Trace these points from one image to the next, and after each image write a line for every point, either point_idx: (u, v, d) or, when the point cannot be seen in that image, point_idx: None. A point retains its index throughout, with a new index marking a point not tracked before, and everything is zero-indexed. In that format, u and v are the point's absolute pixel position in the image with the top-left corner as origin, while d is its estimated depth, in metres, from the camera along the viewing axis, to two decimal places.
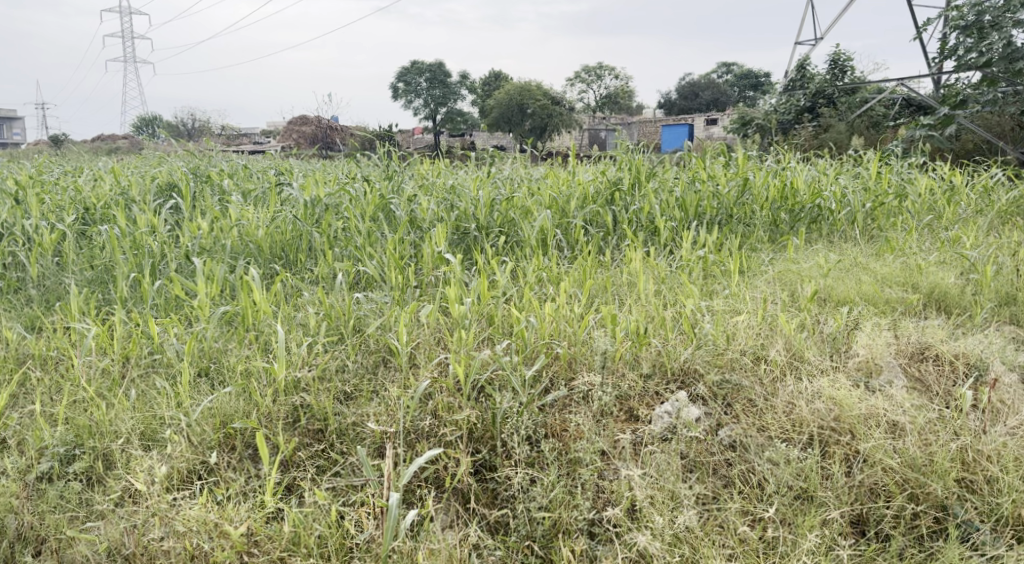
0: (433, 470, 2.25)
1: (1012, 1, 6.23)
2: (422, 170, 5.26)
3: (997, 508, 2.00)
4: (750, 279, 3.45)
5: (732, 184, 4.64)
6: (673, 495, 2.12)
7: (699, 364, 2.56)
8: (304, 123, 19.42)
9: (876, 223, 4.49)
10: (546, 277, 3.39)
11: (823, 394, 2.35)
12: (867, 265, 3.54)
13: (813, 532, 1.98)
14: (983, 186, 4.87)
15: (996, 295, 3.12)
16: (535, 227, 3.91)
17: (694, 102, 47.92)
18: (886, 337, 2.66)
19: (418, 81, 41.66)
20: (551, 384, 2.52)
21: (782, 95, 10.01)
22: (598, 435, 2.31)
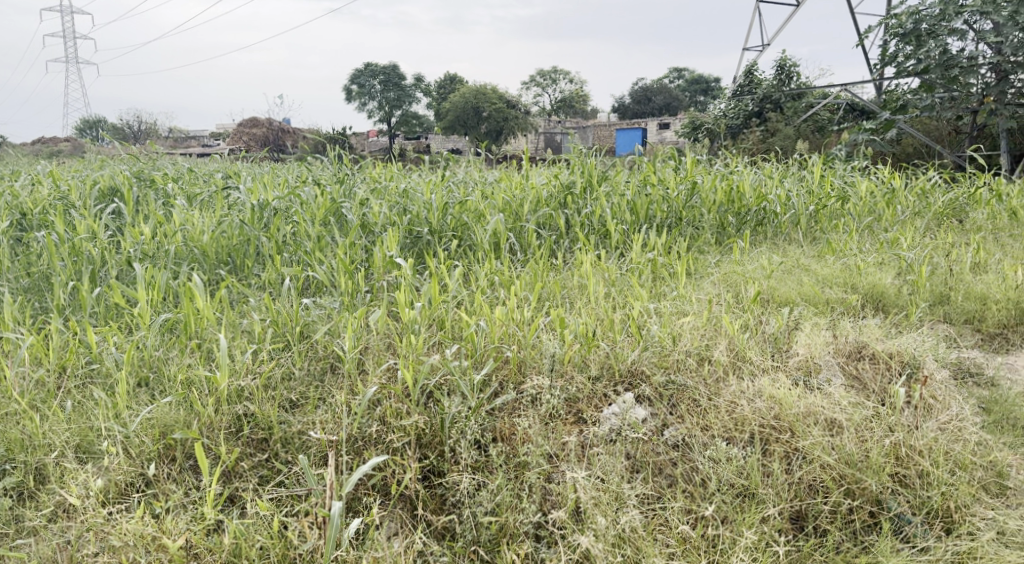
0: (380, 478, 2.23)
1: (947, 10, 6.42)
2: (374, 173, 5.22)
3: (928, 500, 2.07)
4: (697, 282, 3.51)
5: (681, 188, 4.71)
6: (618, 496, 2.14)
7: (646, 366, 2.60)
8: (255, 126, 19.11)
9: (819, 225, 4.61)
10: (498, 280, 3.39)
11: (764, 393, 2.39)
12: (808, 266, 3.63)
13: (752, 529, 2.03)
14: (921, 189, 5.03)
15: (930, 295, 3.22)
16: (488, 230, 3.91)
17: (648, 107, 48.51)
18: (825, 337, 2.74)
19: (372, 84, 41.35)
20: (499, 388, 2.52)
21: (731, 99, 10.20)
22: (544, 438, 2.32)
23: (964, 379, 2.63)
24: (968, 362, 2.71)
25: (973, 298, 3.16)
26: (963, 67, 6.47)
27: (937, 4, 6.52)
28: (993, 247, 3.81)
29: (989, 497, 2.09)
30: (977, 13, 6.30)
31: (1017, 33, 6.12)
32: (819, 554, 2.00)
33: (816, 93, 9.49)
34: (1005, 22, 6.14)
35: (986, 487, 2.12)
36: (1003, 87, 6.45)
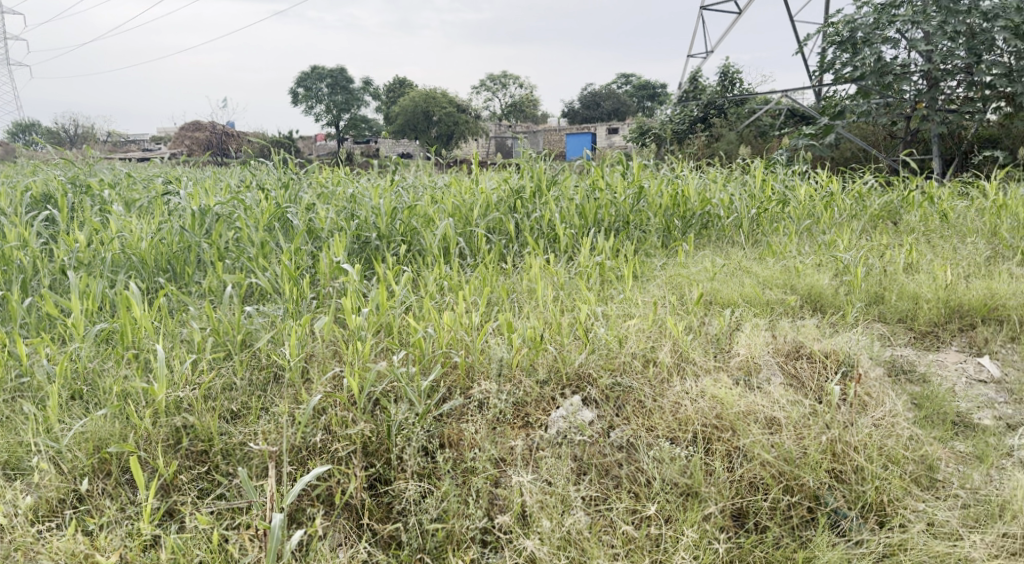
0: (325, 487, 2.20)
1: (881, 19, 6.69)
2: (320, 178, 5.15)
3: (863, 494, 2.13)
4: (644, 285, 3.55)
5: (628, 192, 4.78)
6: (564, 499, 2.15)
7: (593, 368, 2.62)
8: (197, 130, 18.68)
9: (760, 228, 4.71)
10: (446, 286, 3.38)
11: (707, 393, 2.43)
12: (750, 268, 3.71)
13: (693, 527, 2.06)
14: (857, 192, 5.19)
15: (865, 295, 3.32)
16: (437, 235, 3.89)
17: (596, 112, 48.96)
18: (765, 338, 2.80)
19: (320, 87, 40.86)
20: (446, 394, 2.51)
21: (677, 105, 10.38)
22: (491, 443, 2.32)
23: (897, 376, 2.73)
24: (901, 360, 2.81)
25: (906, 297, 3.26)
26: (897, 74, 6.68)
27: (872, 14, 6.79)
28: (925, 248, 3.96)
29: (921, 490, 2.16)
30: (908, 23, 6.55)
31: (946, 42, 6.36)
32: (759, 550, 2.04)
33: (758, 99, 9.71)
34: (934, 31, 6.39)
35: (918, 480, 2.18)
36: (933, 94, 6.69)
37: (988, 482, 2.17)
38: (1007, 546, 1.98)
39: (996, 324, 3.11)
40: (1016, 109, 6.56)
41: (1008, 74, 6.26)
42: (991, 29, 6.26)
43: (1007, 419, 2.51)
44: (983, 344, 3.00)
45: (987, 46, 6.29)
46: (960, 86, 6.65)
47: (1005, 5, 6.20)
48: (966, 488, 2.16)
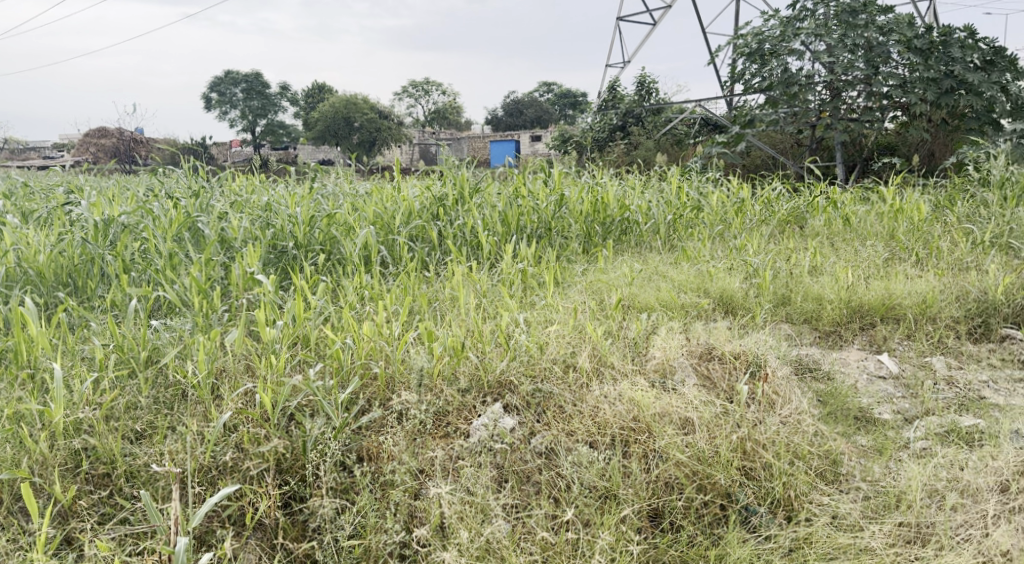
0: (236, 507, 2.13)
1: (787, 31, 6.97)
2: (233, 185, 5.00)
3: (772, 491, 2.20)
4: (564, 291, 3.59)
5: (550, 199, 4.82)
6: (483, 508, 2.14)
7: (514, 375, 2.62)
8: (103, 136, 17.87)
9: (677, 234, 4.83)
10: (366, 295, 3.32)
11: (625, 396, 2.47)
12: (666, 273, 3.81)
13: (610, 530, 2.08)
14: (766, 199, 5.38)
15: (773, 296, 3.46)
16: (357, 243, 3.82)
17: (519, 119, 49.39)
18: (680, 340, 2.87)
19: (235, 93, 39.77)
20: (365, 406, 2.47)
21: (596, 113, 10.56)
22: (410, 455, 2.29)
23: (804, 373, 2.84)
24: (807, 358, 2.93)
25: (810, 298, 3.41)
26: (803, 84, 6.99)
27: (778, 27, 7.10)
28: (829, 251, 4.14)
29: (826, 484, 2.24)
30: (812, 35, 6.86)
31: (846, 54, 6.69)
32: (674, 550, 2.08)
33: (674, 108, 9.98)
34: (835, 44, 6.72)
35: (822, 474, 2.27)
36: (836, 104, 7.01)
37: (887, 473, 2.27)
38: (903, 535, 2.07)
39: (893, 322, 3.28)
40: (910, 118, 6.97)
41: (902, 85, 6.61)
42: (886, 43, 6.65)
43: (904, 412, 2.65)
44: (881, 342, 3.16)
45: (883, 58, 6.66)
46: (860, 96, 6.98)
47: (898, 20, 6.60)
48: (866, 481, 2.25)
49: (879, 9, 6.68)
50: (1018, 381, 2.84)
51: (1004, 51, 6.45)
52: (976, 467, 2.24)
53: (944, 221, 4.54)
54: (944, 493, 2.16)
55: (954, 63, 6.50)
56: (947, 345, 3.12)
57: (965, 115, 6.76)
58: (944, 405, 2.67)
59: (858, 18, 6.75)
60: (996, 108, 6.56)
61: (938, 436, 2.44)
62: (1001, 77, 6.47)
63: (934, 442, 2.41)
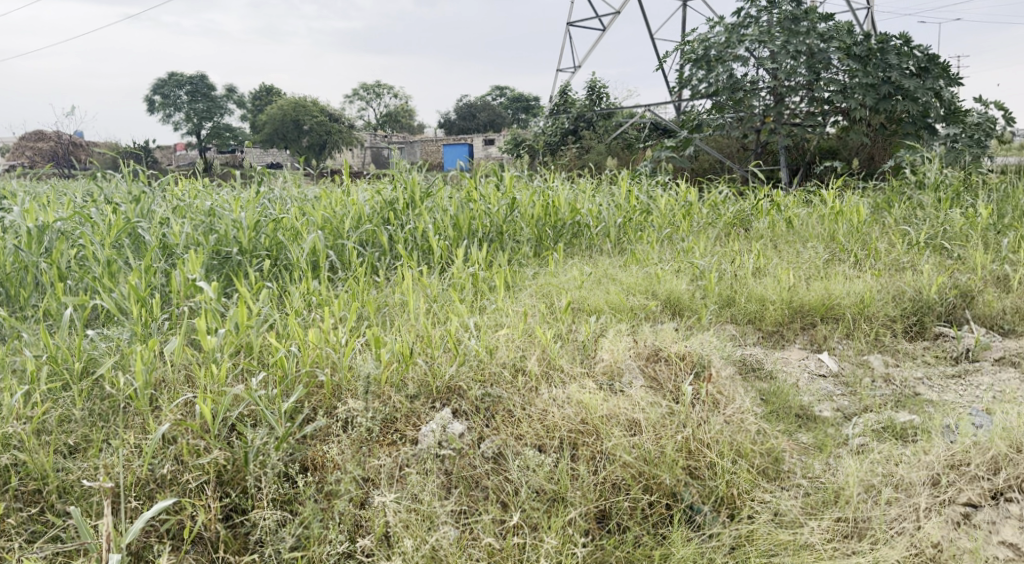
0: (176, 521, 2.08)
1: (732, 38, 7.11)
2: (175, 191, 4.87)
3: (715, 489, 2.23)
4: (514, 295, 3.59)
5: (501, 203, 4.82)
6: (430, 516, 2.13)
7: (463, 381, 2.61)
8: (40, 141, 17.25)
9: (627, 237, 4.87)
10: (313, 301, 3.27)
11: (573, 399, 2.48)
12: (615, 276, 3.84)
13: (556, 534, 2.09)
14: (713, 202, 5.47)
15: (718, 298, 3.52)
16: (304, 249, 3.75)
17: (472, 123, 49.36)
18: (627, 343, 2.89)
19: (180, 95, 38.87)
20: (310, 415, 2.42)
21: (548, 117, 10.58)
22: (356, 463, 2.26)
23: (748, 373, 2.90)
24: (751, 358, 2.98)
25: (754, 299, 3.47)
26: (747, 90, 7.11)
27: (723, 33, 7.22)
28: (772, 253, 4.23)
29: (768, 482, 2.29)
30: (755, 42, 7.02)
31: (789, 60, 6.83)
32: (620, 551, 2.10)
33: (624, 113, 10.09)
34: (779, 51, 6.89)
35: (765, 472, 2.31)
36: (780, 108, 7.15)
37: (826, 470, 2.33)
38: (841, 530, 2.12)
39: (833, 322, 3.36)
40: (850, 122, 7.18)
41: (842, 91, 6.81)
42: (827, 50, 6.82)
43: (844, 409, 2.72)
44: (822, 341, 3.24)
45: (824, 64, 6.84)
46: (803, 101, 7.16)
47: (838, 28, 6.79)
48: (806, 477, 2.30)
49: (819, 17, 6.87)
50: (951, 377, 2.93)
51: (938, 58, 6.72)
52: (909, 461, 2.30)
53: (882, 223, 4.67)
54: (880, 488, 2.22)
55: (891, 69, 6.73)
56: (884, 343, 3.21)
57: (902, 120, 7.01)
58: (881, 402, 2.75)
59: (800, 25, 6.90)
60: (931, 113, 6.86)
61: (875, 432, 2.51)
62: (935, 83, 6.76)
63: (871, 438, 2.47)
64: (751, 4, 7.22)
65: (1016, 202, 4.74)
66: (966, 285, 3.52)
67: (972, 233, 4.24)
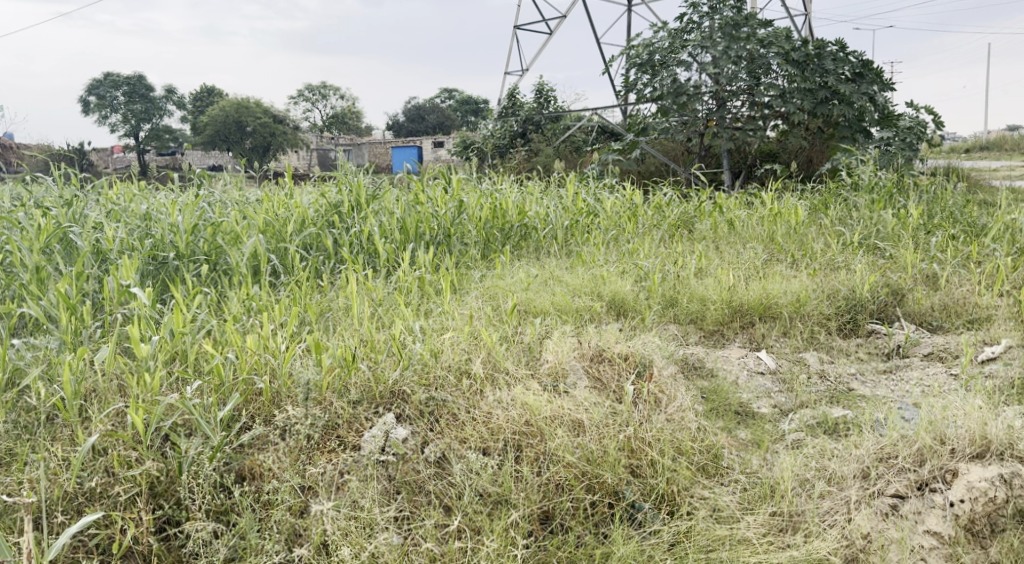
0: (105, 535, 2.01)
1: (675, 43, 7.22)
2: (110, 194, 4.72)
3: (656, 487, 2.25)
4: (461, 298, 3.58)
5: (448, 206, 4.81)
6: (369, 523, 2.10)
7: (407, 385, 2.59)
8: None
9: (573, 238, 4.90)
10: (253, 306, 3.20)
11: (517, 401, 2.48)
12: (561, 277, 3.86)
13: (498, 536, 2.08)
14: (658, 204, 5.54)
15: (661, 299, 3.57)
16: (244, 253, 3.66)
17: (420, 126, 49.11)
18: (571, 344, 2.91)
19: (117, 96, 37.73)
20: (247, 424, 2.37)
21: (496, 120, 10.58)
22: (294, 472, 2.22)
23: (690, 372, 2.95)
24: (692, 358, 3.03)
25: (695, 299, 3.54)
26: (691, 94, 7.25)
27: (667, 39, 7.33)
28: (714, 254, 4.30)
29: (707, 478, 2.32)
30: (698, 47, 7.15)
31: (730, 66, 7.01)
32: (562, 551, 2.09)
33: (571, 116, 10.17)
34: (720, 56, 7.03)
35: (704, 468, 2.35)
36: (722, 113, 7.33)
37: (763, 465, 2.37)
38: (776, 524, 2.15)
39: (771, 321, 3.44)
40: (789, 126, 7.36)
41: (781, 95, 7.00)
42: (766, 55, 6.98)
43: (781, 405, 2.78)
44: (760, 340, 3.31)
45: (765, 69, 7.04)
46: (744, 105, 7.33)
47: (777, 34, 6.98)
48: (744, 473, 2.34)
49: (759, 23, 7.04)
50: (882, 373, 3.03)
51: (872, 63, 6.97)
52: (841, 455, 2.36)
53: (819, 224, 4.79)
54: (813, 482, 2.27)
55: (827, 74, 6.94)
56: (820, 340, 3.30)
57: (838, 124, 7.21)
58: (817, 398, 2.82)
59: (741, 31, 7.06)
60: (866, 117, 7.08)
61: (810, 427, 2.57)
62: (869, 87, 7.01)
63: (806, 433, 2.53)
64: (693, 11, 7.35)
65: (944, 204, 4.92)
66: (897, 284, 3.64)
67: (903, 233, 4.39)
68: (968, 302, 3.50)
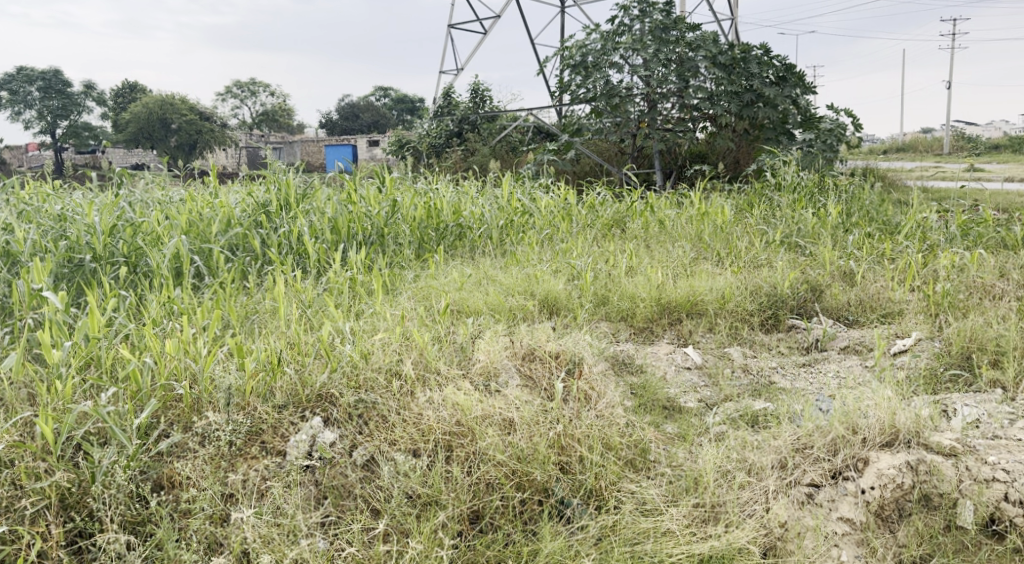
0: (10, 551, 1.92)
1: (607, 45, 7.28)
2: (22, 194, 4.49)
3: (585, 483, 2.27)
4: (393, 298, 3.54)
5: (382, 206, 4.77)
6: (293, 529, 2.06)
7: (335, 388, 2.55)
8: None
9: (509, 237, 4.91)
10: (176, 309, 3.10)
11: (448, 401, 2.47)
12: (495, 277, 3.87)
13: (425, 538, 2.06)
14: (591, 203, 5.59)
15: (593, 297, 3.62)
16: (165, 254, 3.52)
17: (355, 124, 48.44)
18: (503, 343, 2.92)
19: (32, 91, 36.00)
20: (165, 431, 2.30)
21: (431, 119, 10.50)
22: (214, 480, 2.16)
23: (620, 369, 3.00)
24: (622, 355, 3.09)
25: (625, 298, 3.60)
26: (623, 96, 7.34)
27: (599, 40, 7.38)
28: (643, 252, 4.38)
29: (635, 472, 2.36)
30: (630, 50, 7.23)
31: (660, 68, 7.11)
32: (490, 550, 2.09)
33: (506, 115, 10.19)
34: (650, 58, 7.13)
35: (632, 463, 2.38)
36: (653, 114, 7.44)
37: (688, 457, 2.43)
38: (699, 515, 2.19)
39: (697, 318, 3.52)
40: (716, 128, 7.54)
41: (709, 98, 7.17)
42: (695, 58, 7.15)
43: (707, 399, 2.85)
44: (687, 336, 3.39)
45: (693, 72, 7.18)
46: (674, 108, 7.47)
47: (705, 38, 7.16)
48: (670, 466, 2.39)
49: (687, 27, 7.21)
50: (802, 366, 3.14)
51: (794, 68, 7.23)
52: (760, 446, 2.42)
53: (745, 223, 4.91)
54: (734, 472, 2.32)
55: (753, 78, 7.16)
56: (743, 336, 3.40)
57: (763, 126, 7.44)
58: (740, 391, 2.90)
59: (670, 34, 7.21)
60: (789, 119, 7.34)
61: (733, 420, 2.64)
62: (791, 91, 7.27)
63: (728, 426, 2.60)
64: (624, 13, 7.46)
65: (862, 203, 5.12)
66: (815, 280, 3.78)
67: (823, 232, 4.55)
68: (883, 297, 3.64)
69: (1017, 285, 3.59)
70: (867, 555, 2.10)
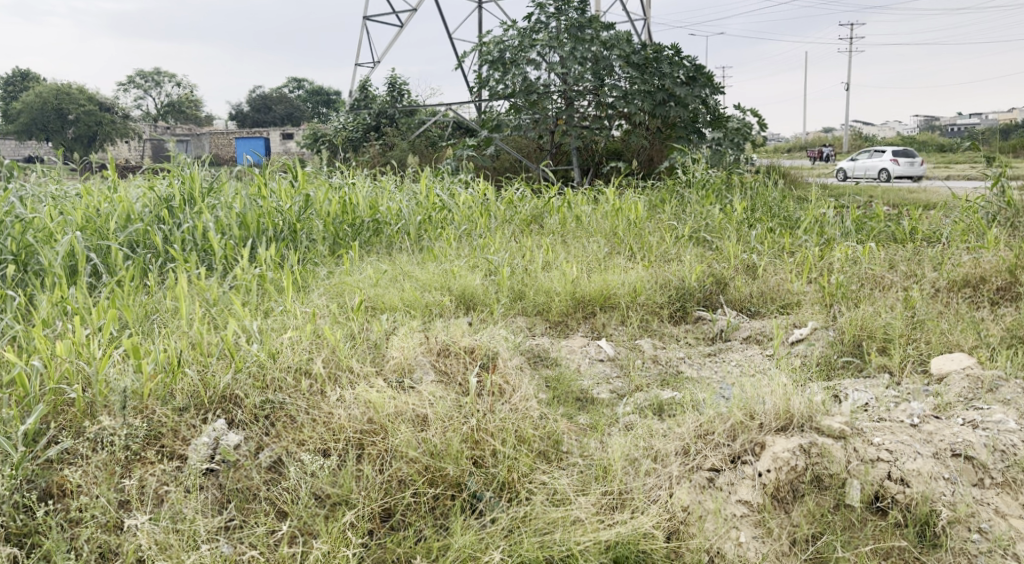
0: None
1: (525, 42, 7.31)
2: None
3: (497, 476, 2.28)
4: (304, 296, 3.46)
5: (294, 201, 4.67)
6: (192, 535, 1.98)
7: (241, 389, 2.48)
8: None
9: (426, 232, 4.88)
10: (69, 309, 2.95)
11: (360, 399, 2.44)
12: (411, 273, 3.84)
13: (331, 537, 2.03)
14: (510, 199, 5.61)
15: (509, 292, 3.64)
16: (57, 251, 3.35)
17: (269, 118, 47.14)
18: (418, 339, 2.90)
19: None
20: (55, 437, 2.20)
21: (347, 113, 10.32)
22: (108, 486, 2.07)
23: (535, 363, 3.03)
24: (537, 349, 3.12)
25: (541, 292, 3.64)
26: (540, 93, 7.38)
27: (516, 38, 7.42)
28: (559, 247, 4.42)
29: (548, 463, 2.39)
30: (546, 47, 7.28)
31: (577, 67, 7.19)
32: (401, 547, 2.07)
33: (425, 111, 10.12)
34: (567, 56, 7.19)
35: (544, 455, 2.41)
36: (570, 112, 7.49)
37: (598, 447, 2.48)
38: (607, 503, 2.23)
39: (609, 311, 3.59)
40: (631, 126, 7.71)
41: (624, 97, 7.32)
42: (609, 57, 7.29)
43: (618, 390, 2.92)
44: (601, 329, 3.46)
45: (608, 71, 7.32)
46: (590, 105, 7.56)
47: (620, 38, 7.32)
48: (582, 456, 2.43)
49: (601, 26, 7.33)
50: (707, 356, 3.25)
51: (703, 68, 7.47)
52: (665, 435, 2.50)
53: (657, 218, 5.03)
54: (641, 460, 2.39)
55: (664, 77, 7.38)
56: (652, 328, 3.50)
57: (675, 125, 7.68)
58: (648, 381, 2.98)
59: (585, 33, 7.31)
60: (699, 118, 7.60)
61: (641, 409, 2.72)
62: (700, 91, 7.50)
63: (637, 415, 2.67)
64: (540, 12, 7.52)
65: (766, 200, 5.33)
66: (720, 273, 3.91)
67: (729, 227, 4.72)
68: (782, 289, 3.81)
69: (904, 276, 3.81)
70: (763, 535, 2.19)
